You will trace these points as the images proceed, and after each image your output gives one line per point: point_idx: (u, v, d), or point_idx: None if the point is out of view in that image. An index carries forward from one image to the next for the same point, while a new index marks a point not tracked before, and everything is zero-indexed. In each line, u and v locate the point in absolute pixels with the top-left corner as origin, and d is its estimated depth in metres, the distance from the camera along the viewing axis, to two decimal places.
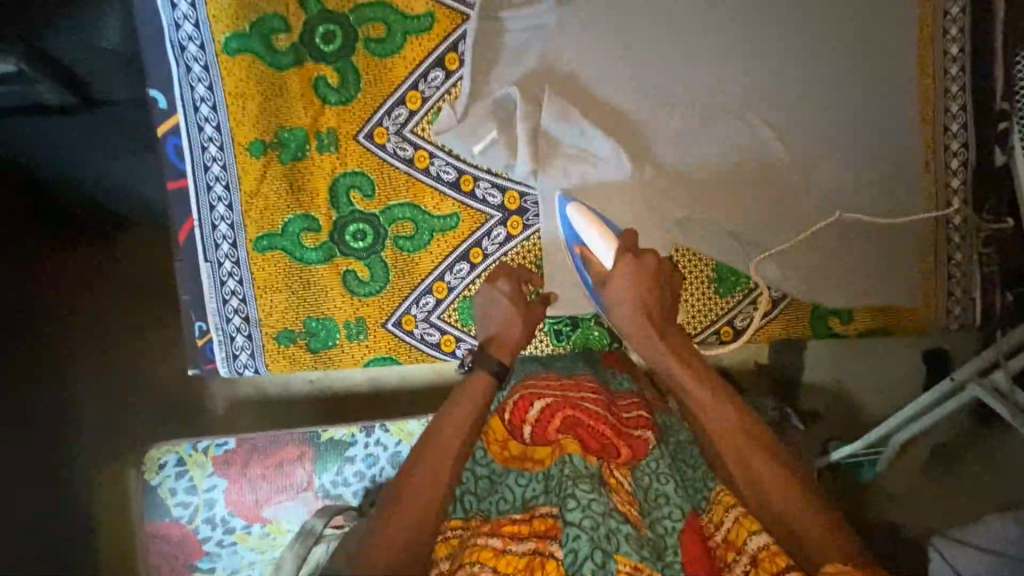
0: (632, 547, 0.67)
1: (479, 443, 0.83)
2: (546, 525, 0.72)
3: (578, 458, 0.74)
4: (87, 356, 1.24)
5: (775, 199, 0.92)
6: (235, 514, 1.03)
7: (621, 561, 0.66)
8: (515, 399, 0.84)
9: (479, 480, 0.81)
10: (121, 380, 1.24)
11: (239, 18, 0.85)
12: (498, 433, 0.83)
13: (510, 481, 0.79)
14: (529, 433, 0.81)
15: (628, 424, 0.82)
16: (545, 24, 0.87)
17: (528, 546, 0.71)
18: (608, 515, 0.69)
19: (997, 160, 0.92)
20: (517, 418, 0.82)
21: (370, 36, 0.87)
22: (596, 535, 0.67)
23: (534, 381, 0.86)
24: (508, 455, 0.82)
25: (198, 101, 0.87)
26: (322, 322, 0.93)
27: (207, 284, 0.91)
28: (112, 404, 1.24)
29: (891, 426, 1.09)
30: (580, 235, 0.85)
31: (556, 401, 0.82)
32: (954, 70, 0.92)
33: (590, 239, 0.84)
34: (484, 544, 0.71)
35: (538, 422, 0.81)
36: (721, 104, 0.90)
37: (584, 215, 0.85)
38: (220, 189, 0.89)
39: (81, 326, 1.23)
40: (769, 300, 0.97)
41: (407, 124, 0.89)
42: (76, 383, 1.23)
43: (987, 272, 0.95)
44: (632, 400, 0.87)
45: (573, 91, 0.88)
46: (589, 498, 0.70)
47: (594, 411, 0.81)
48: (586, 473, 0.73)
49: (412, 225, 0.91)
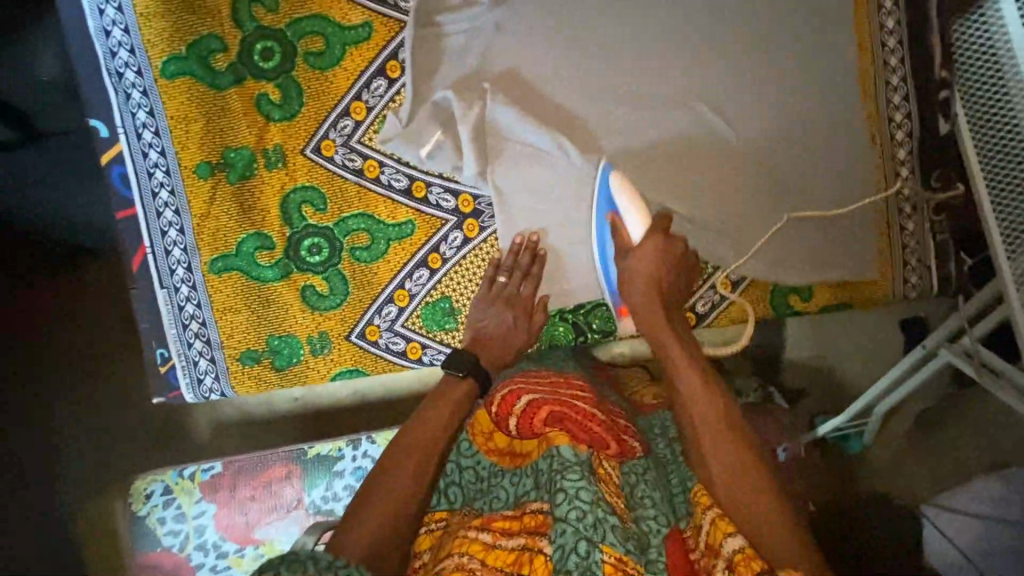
0: (617, 537, 0.63)
1: (464, 435, 0.84)
2: (537, 522, 0.69)
3: (566, 448, 0.72)
4: (76, 371, 1.22)
5: (728, 180, 0.92)
6: (228, 538, 1.02)
7: (606, 551, 0.62)
8: (502, 393, 0.80)
9: (464, 472, 0.81)
10: (118, 391, 1.23)
11: (175, 41, 0.85)
12: (483, 425, 0.83)
13: (505, 481, 0.78)
14: (514, 425, 0.78)
15: (619, 426, 0.78)
16: (485, 27, 0.87)
17: (517, 542, 0.68)
18: (596, 504, 0.65)
19: (942, 129, 0.93)
20: (503, 410, 0.79)
21: (309, 50, 0.87)
22: (581, 526, 0.64)
23: (525, 376, 0.83)
24: (493, 447, 0.82)
25: (141, 127, 0.86)
26: (284, 339, 0.92)
27: (165, 310, 0.90)
28: (112, 404, 1.23)
29: (873, 397, 1.11)
30: (616, 206, 0.83)
31: (545, 396, 0.78)
32: (892, 44, 0.93)
33: (624, 210, 0.83)
34: (475, 537, 0.70)
35: (524, 415, 0.77)
36: (671, 91, 0.91)
37: (626, 190, 0.82)
38: (170, 214, 0.88)
39: (80, 328, 1.22)
40: (728, 283, 0.98)
41: (354, 134, 0.89)
42: (60, 402, 1.22)
43: (943, 239, 0.96)
44: (617, 410, 0.84)
45: (517, 91, 0.88)
46: (577, 488, 0.67)
47: (583, 408, 0.78)
48: (574, 463, 0.70)
49: (367, 236, 0.91)
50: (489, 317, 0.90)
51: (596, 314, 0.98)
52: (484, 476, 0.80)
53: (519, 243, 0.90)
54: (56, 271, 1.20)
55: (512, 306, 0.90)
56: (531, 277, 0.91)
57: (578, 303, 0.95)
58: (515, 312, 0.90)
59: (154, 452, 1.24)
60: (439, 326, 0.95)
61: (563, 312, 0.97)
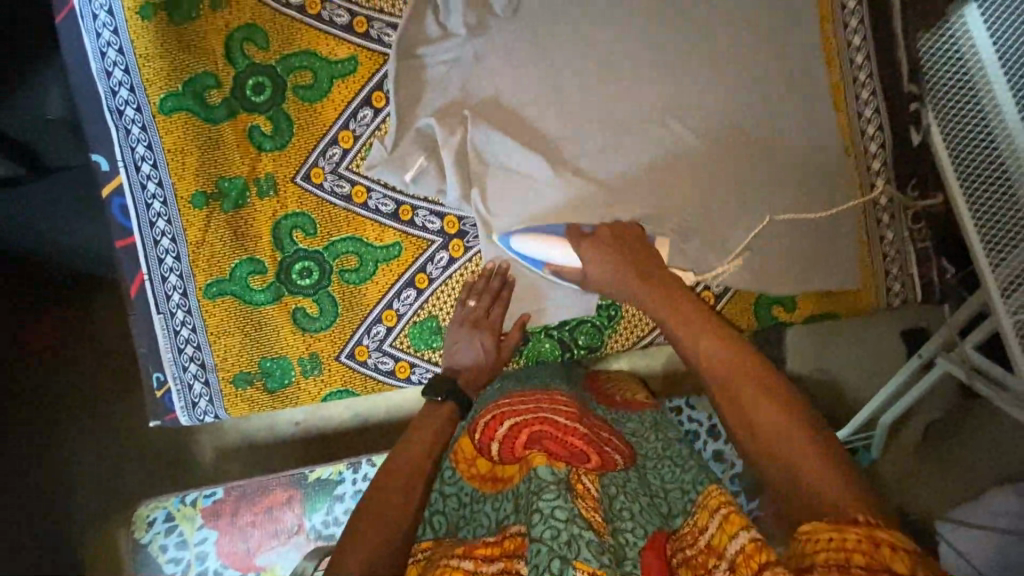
0: (592, 552, 0.62)
1: (447, 462, 0.85)
2: (515, 544, 0.69)
3: (544, 468, 0.71)
4: (78, 392, 1.25)
5: (707, 195, 0.95)
6: (229, 565, 1.02)
7: (579, 568, 0.61)
8: (485, 420, 0.84)
9: (447, 499, 0.82)
10: (122, 415, 1.25)
11: (172, 79, 0.90)
12: (467, 452, 0.84)
13: (486, 507, 0.77)
14: (497, 449, 0.80)
15: (601, 440, 0.81)
16: (465, 58, 0.92)
17: (497, 566, 0.68)
18: (570, 521, 0.64)
19: (913, 140, 0.96)
20: (486, 436, 0.82)
21: (298, 84, 0.91)
22: (556, 544, 0.63)
23: (508, 401, 0.85)
24: (475, 473, 0.82)
25: (139, 160, 0.90)
26: (277, 361, 0.95)
27: (161, 334, 0.93)
28: (118, 423, 1.25)
29: (873, 409, 1.13)
30: (541, 257, 0.90)
31: (525, 417, 0.81)
32: (860, 60, 0.96)
33: (552, 256, 0.89)
34: (455, 565, 0.69)
35: (506, 439, 0.80)
36: (649, 112, 0.94)
37: (534, 238, 0.90)
38: (167, 242, 0.92)
39: (88, 351, 1.25)
40: (711, 295, 1.00)
41: (342, 162, 0.93)
42: (63, 426, 1.24)
43: (922, 247, 0.98)
44: (599, 423, 0.85)
45: (498, 117, 0.92)
46: (552, 507, 0.66)
47: (565, 424, 0.80)
48: (551, 482, 0.69)
49: (356, 258, 0.94)
50: (460, 337, 0.94)
51: (581, 329, 0.99)
52: (467, 501, 0.81)
53: (491, 268, 0.94)
54: (62, 294, 1.24)
55: (487, 326, 0.93)
56: (500, 301, 0.94)
57: (560, 320, 0.97)
58: (483, 338, 0.93)
59: (154, 473, 1.26)
60: (428, 345, 0.97)
61: (548, 327, 0.98)
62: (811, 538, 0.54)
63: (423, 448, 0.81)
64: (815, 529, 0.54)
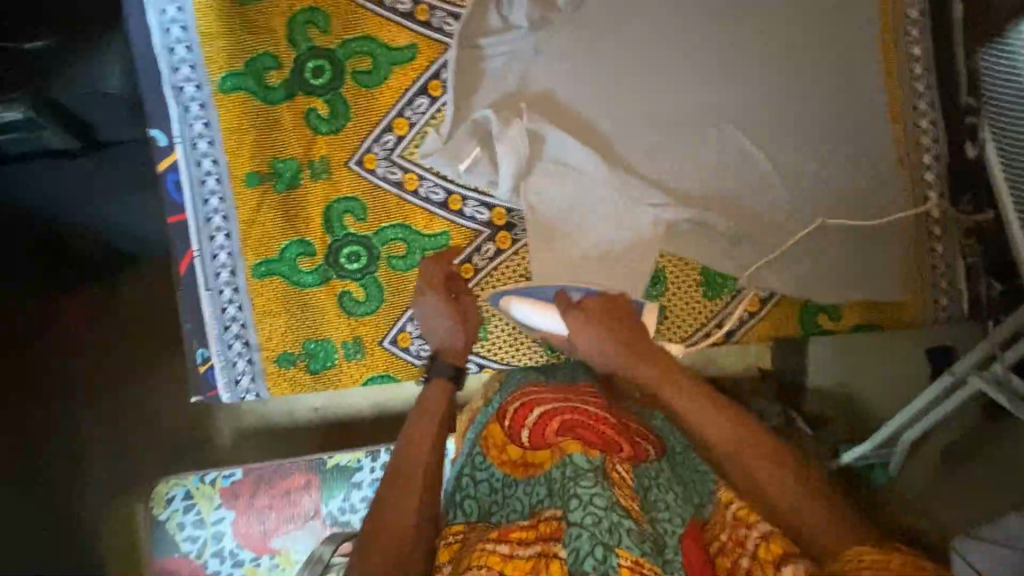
0: (633, 540, 0.62)
1: (478, 447, 0.80)
2: (552, 528, 0.67)
3: (579, 455, 0.70)
4: (84, 385, 1.24)
5: (756, 199, 0.94)
6: (244, 546, 1.03)
7: (622, 555, 0.61)
8: (515, 407, 0.79)
9: (478, 484, 0.77)
10: (140, 395, 1.25)
11: (233, 58, 0.90)
12: (496, 438, 0.79)
13: (519, 491, 0.74)
14: (528, 436, 0.77)
15: (632, 430, 0.78)
16: (524, 50, 0.92)
17: (533, 550, 0.65)
18: (610, 509, 0.64)
19: (969, 153, 0.96)
20: (517, 423, 0.78)
21: (357, 69, 0.92)
22: (597, 530, 0.63)
23: (531, 389, 0.82)
24: (506, 460, 0.77)
25: (196, 137, 0.91)
26: (320, 343, 0.95)
27: (207, 312, 0.94)
28: (135, 403, 1.25)
29: (898, 422, 1.01)
30: (533, 322, 0.89)
31: (556, 405, 0.78)
32: (919, 70, 0.95)
33: (541, 322, 0.88)
34: (493, 549, 0.66)
35: (537, 426, 0.77)
36: (703, 114, 0.94)
37: (525, 305, 0.88)
38: (218, 220, 0.93)
39: (108, 332, 1.25)
40: (757, 300, 0.99)
41: (395, 149, 0.93)
42: (83, 404, 1.24)
43: (971, 263, 0.98)
44: (631, 414, 0.82)
45: (553, 111, 0.92)
46: (591, 494, 0.65)
47: (595, 412, 0.78)
48: (588, 469, 0.68)
49: (404, 245, 0.94)
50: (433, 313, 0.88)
51: None
52: (498, 487, 0.76)
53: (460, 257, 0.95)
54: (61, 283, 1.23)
55: (429, 290, 0.89)
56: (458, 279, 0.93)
57: None
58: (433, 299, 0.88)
59: (160, 461, 1.25)
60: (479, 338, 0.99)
61: None
62: (857, 558, 0.55)
63: (427, 444, 0.80)
64: (861, 554, 0.56)
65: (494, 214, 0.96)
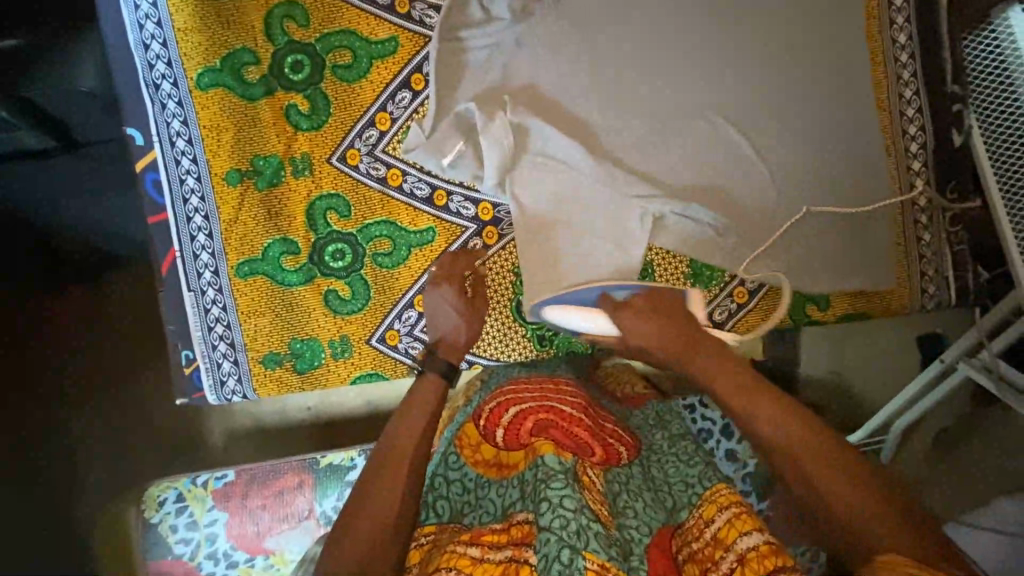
0: (600, 544, 0.62)
1: (451, 448, 0.80)
2: (523, 532, 0.66)
3: (551, 456, 0.69)
4: (70, 387, 1.23)
5: (744, 189, 0.94)
6: (238, 547, 1.01)
7: (589, 558, 0.60)
8: (492, 406, 0.81)
9: (451, 484, 0.78)
10: (129, 397, 1.23)
11: (211, 54, 0.88)
12: (471, 437, 0.80)
13: (492, 493, 0.74)
14: (502, 436, 0.78)
15: (605, 432, 0.78)
16: (507, 42, 0.91)
17: (505, 554, 0.65)
18: (579, 512, 0.64)
19: (954, 141, 0.94)
20: (491, 422, 0.79)
21: (338, 63, 0.90)
22: (565, 534, 0.62)
23: (513, 388, 0.82)
24: (479, 459, 0.78)
25: (175, 135, 0.90)
26: (306, 342, 0.94)
27: (191, 312, 0.93)
28: (124, 404, 1.23)
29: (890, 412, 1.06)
30: (576, 327, 0.85)
31: (531, 405, 0.79)
32: (904, 58, 0.95)
33: (584, 326, 0.84)
34: (462, 552, 0.66)
35: (511, 426, 0.78)
36: (691, 105, 0.93)
37: (565, 311, 0.85)
38: (199, 219, 0.91)
39: (92, 334, 1.22)
40: (745, 292, 0.99)
41: (378, 144, 0.92)
42: (69, 407, 1.22)
43: (958, 250, 0.97)
44: (606, 414, 0.82)
45: (536, 105, 0.91)
46: (561, 496, 0.65)
47: (570, 413, 0.78)
48: (559, 471, 0.68)
49: (390, 242, 0.93)
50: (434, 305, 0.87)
51: None
52: (471, 488, 0.77)
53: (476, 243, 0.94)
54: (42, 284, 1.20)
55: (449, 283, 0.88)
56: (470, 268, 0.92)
57: None
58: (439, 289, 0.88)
59: (150, 462, 1.24)
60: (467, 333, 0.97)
61: None
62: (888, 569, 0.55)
63: (418, 431, 0.76)
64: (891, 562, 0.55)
65: (481, 208, 0.95)
